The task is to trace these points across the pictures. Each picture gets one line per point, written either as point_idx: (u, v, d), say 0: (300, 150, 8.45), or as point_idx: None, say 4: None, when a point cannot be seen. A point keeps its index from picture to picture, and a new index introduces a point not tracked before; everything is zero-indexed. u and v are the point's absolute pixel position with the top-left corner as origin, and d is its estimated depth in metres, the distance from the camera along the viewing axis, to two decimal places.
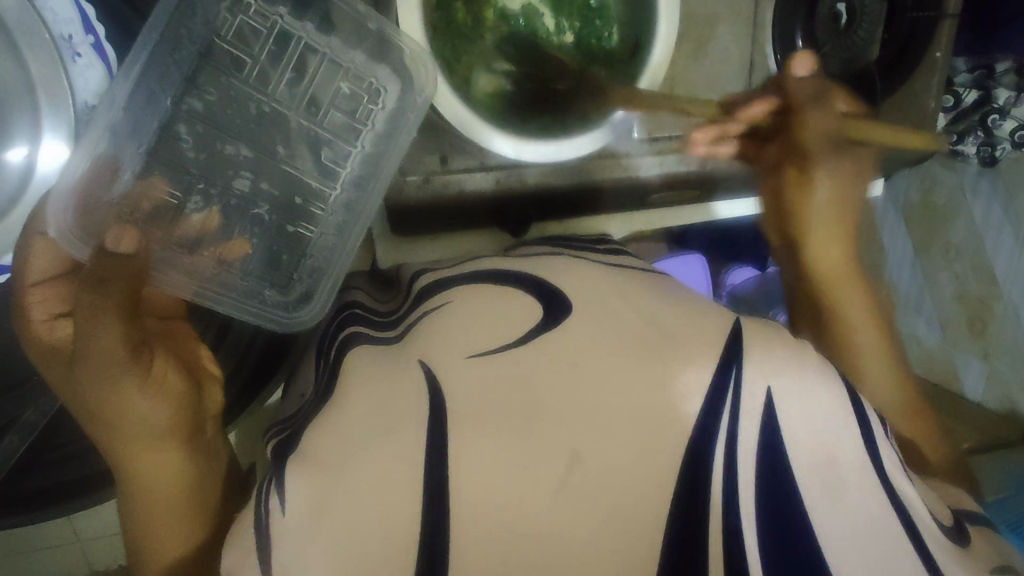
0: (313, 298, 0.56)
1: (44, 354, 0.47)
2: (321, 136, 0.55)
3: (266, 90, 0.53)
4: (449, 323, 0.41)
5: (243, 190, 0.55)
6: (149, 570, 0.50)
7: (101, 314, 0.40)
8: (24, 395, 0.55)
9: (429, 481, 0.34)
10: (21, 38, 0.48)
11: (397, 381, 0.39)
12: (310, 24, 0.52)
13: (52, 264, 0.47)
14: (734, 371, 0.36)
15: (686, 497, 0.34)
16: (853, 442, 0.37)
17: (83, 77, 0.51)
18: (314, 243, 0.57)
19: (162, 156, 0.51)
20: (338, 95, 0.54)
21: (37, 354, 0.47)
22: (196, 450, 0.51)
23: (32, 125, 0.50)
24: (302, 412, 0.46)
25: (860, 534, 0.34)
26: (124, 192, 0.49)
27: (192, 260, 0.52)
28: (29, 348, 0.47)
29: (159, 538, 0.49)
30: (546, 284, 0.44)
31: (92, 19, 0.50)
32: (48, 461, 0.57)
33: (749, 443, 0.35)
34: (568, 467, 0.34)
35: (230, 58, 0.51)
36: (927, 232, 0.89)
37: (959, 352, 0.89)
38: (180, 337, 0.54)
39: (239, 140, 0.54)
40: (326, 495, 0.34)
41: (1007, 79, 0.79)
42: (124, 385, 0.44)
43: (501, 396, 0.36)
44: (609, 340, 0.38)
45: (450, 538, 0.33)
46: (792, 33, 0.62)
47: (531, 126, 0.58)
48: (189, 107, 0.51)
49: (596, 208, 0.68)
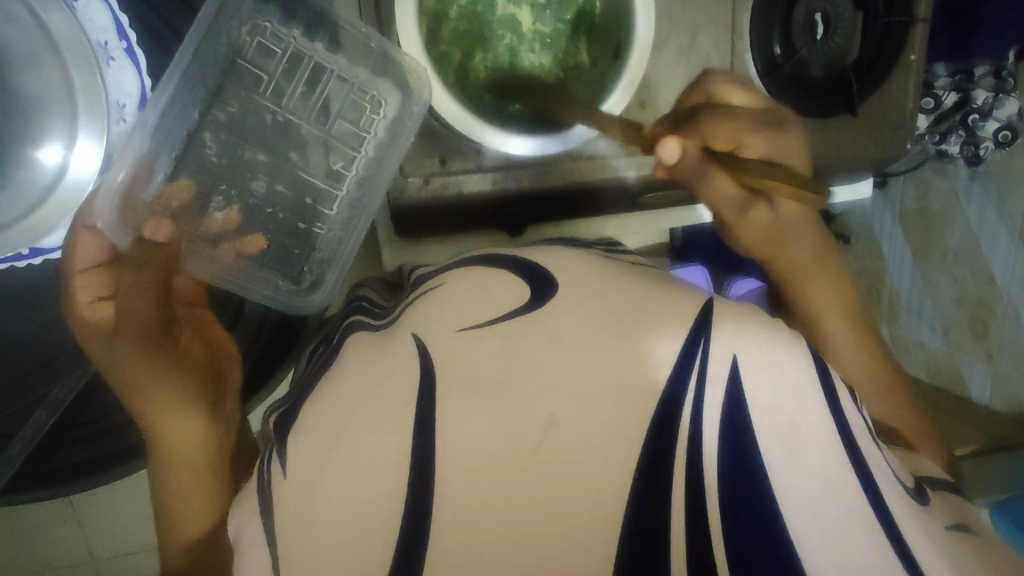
0: (322, 285, 0.63)
1: (87, 333, 0.52)
2: (329, 142, 0.61)
3: (280, 103, 0.59)
4: (444, 301, 0.44)
5: (260, 191, 0.61)
6: (172, 546, 0.52)
7: (142, 289, 0.47)
8: (54, 372, 0.59)
9: (417, 442, 0.36)
10: (68, 51, 0.53)
11: (392, 357, 0.42)
12: (318, 44, 0.58)
13: (96, 256, 0.53)
14: (704, 338, 0.37)
15: (652, 461, 0.35)
16: (818, 413, 0.38)
17: (117, 79, 0.55)
18: (323, 238, 0.63)
19: (191, 161, 0.57)
20: (345, 107, 0.60)
21: (81, 332, 0.52)
22: (217, 420, 0.57)
23: (71, 129, 0.55)
24: (295, 394, 0.50)
25: (819, 500, 0.35)
26: (156, 194, 0.56)
27: (216, 252, 0.59)
28: (77, 328, 0.53)
29: (183, 515, 0.52)
30: (535, 266, 0.46)
31: (124, 26, 0.53)
32: (73, 439, 0.61)
33: (714, 405, 0.36)
34: (544, 430, 0.36)
35: (250, 75, 0.57)
36: (925, 234, 0.93)
37: (964, 356, 0.90)
38: (204, 323, 0.61)
39: (258, 146, 0.60)
40: (326, 460, 0.38)
41: (986, 82, 0.80)
42: (155, 354, 0.51)
43: (486, 368, 0.38)
44: (586, 315, 0.40)
45: (434, 493, 0.35)
46: (770, 40, 0.65)
47: (514, 123, 0.62)
48: (214, 118, 0.57)
49: (595, 210, 0.71)
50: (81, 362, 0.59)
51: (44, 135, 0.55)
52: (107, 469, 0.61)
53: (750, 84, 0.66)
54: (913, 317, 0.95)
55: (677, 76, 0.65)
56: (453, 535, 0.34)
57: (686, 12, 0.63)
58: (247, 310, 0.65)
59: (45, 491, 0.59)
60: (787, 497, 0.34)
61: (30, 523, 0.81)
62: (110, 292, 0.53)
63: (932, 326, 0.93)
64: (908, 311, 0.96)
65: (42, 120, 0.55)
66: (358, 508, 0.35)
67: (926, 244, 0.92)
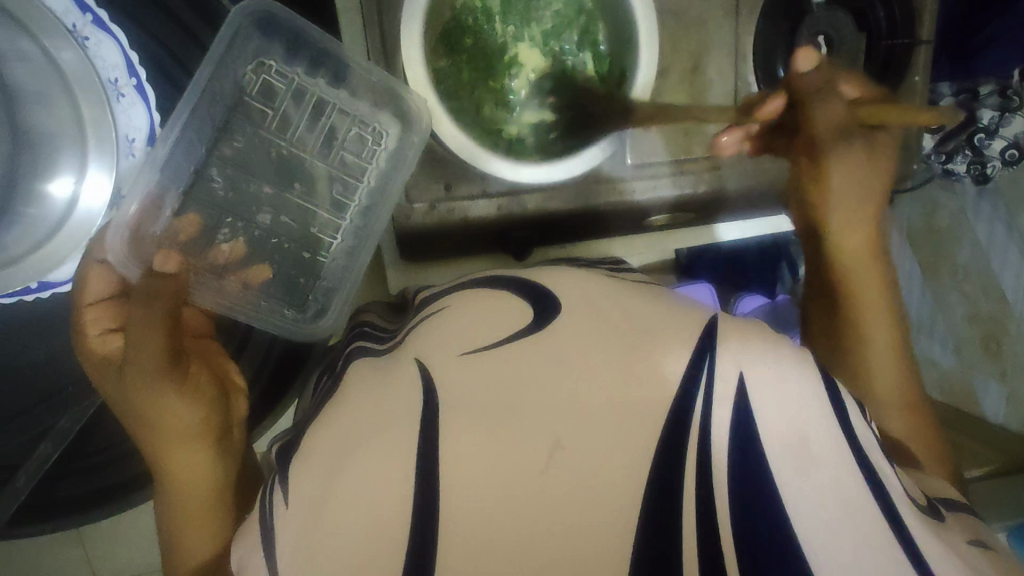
0: (328, 313, 0.64)
1: (100, 365, 0.52)
2: (333, 173, 0.62)
3: (285, 136, 0.60)
4: (452, 322, 0.45)
5: (265, 223, 0.62)
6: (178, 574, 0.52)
7: (152, 328, 0.46)
8: (58, 404, 0.60)
9: (421, 469, 0.36)
10: (76, 88, 0.53)
11: (398, 381, 0.41)
12: (320, 80, 0.59)
13: (105, 289, 0.52)
14: (709, 356, 0.37)
15: (660, 493, 0.34)
16: (829, 429, 0.37)
17: (127, 114, 0.55)
18: (328, 266, 0.64)
19: (198, 196, 0.58)
20: (347, 139, 0.61)
21: (93, 365, 0.52)
22: (223, 452, 0.56)
23: (80, 163, 0.55)
24: (301, 424, 0.49)
25: (844, 530, 0.33)
26: (164, 228, 0.55)
27: (222, 283, 0.59)
28: (87, 361, 0.52)
29: (189, 541, 0.52)
30: (538, 285, 0.47)
31: (135, 63, 0.54)
32: (80, 468, 0.62)
33: (721, 427, 0.35)
34: (551, 452, 0.35)
35: (256, 111, 0.58)
36: (935, 253, 0.90)
37: (977, 374, 0.90)
38: (213, 354, 0.59)
39: (262, 180, 0.60)
40: (330, 484, 0.37)
41: (991, 101, 0.80)
42: (165, 391, 0.50)
43: (492, 391, 0.38)
44: (592, 338, 0.39)
45: (439, 521, 0.34)
46: (773, 63, 0.65)
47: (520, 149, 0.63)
48: (220, 153, 0.58)
49: (603, 231, 0.71)
50: (87, 395, 0.60)
51: (54, 168, 0.55)
52: (112, 498, 0.63)
53: None
54: (923, 335, 0.94)
55: (681, 99, 0.65)
56: (461, 558, 0.33)
57: (687, 38, 0.64)
58: (253, 334, 0.64)
59: (56, 521, 0.61)
60: (807, 529, 0.33)
61: (32, 550, 0.80)
62: (119, 324, 0.53)
63: (944, 345, 0.91)
64: (917, 329, 0.94)
65: (52, 155, 0.55)
66: (364, 537, 0.34)
67: (936, 262, 0.91)
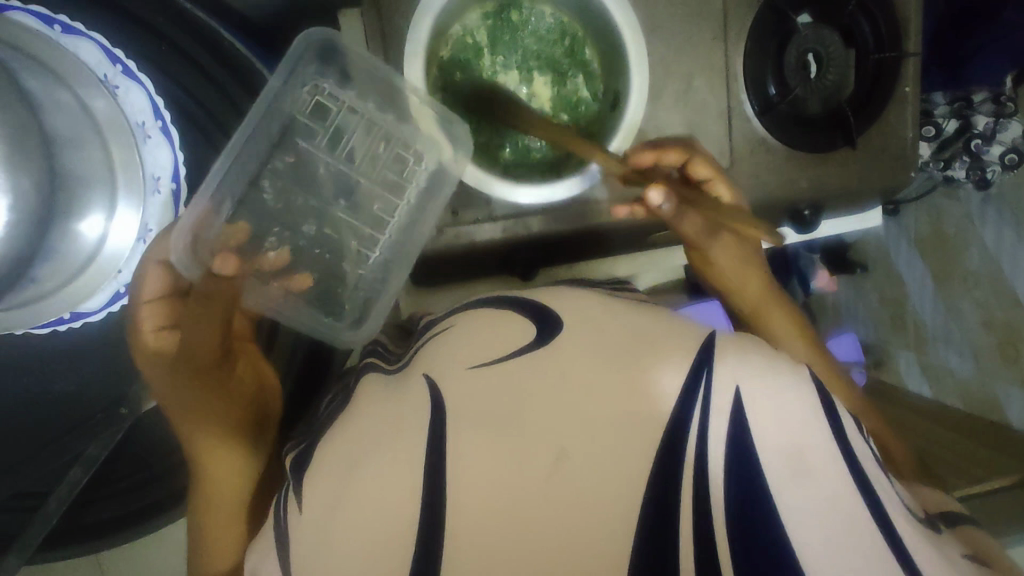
0: (364, 321, 0.64)
1: (150, 356, 0.58)
2: (374, 189, 0.65)
3: (333, 153, 0.63)
4: (454, 343, 0.46)
5: (309, 234, 0.64)
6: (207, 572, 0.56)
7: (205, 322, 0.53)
8: (87, 430, 0.62)
9: (429, 481, 0.37)
10: (108, 132, 0.57)
11: (404, 399, 0.43)
12: (373, 99, 0.61)
13: (159, 287, 0.57)
14: (706, 370, 0.37)
15: (659, 498, 0.35)
16: (826, 440, 0.37)
17: (154, 155, 0.59)
18: (363, 279, 0.65)
19: (248, 206, 0.60)
20: (391, 156, 0.64)
21: (145, 358, 0.58)
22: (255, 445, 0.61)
23: (109, 200, 0.58)
24: (315, 430, 0.51)
25: (842, 540, 0.33)
26: (218, 233, 0.56)
27: (265, 290, 0.60)
28: (138, 352, 0.58)
29: (219, 535, 0.56)
30: (540, 306, 0.48)
31: (161, 107, 0.58)
32: (113, 492, 0.64)
33: (717, 437, 0.36)
34: (554, 464, 0.36)
35: (307, 129, 0.61)
36: (944, 258, 0.92)
37: (1000, 382, 0.87)
38: (252, 354, 0.65)
39: (309, 194, 0.63)
40: (341, 497, 0.39)
41: (985, 108, 0.81)
42: (210, 381, 0.58)
43: (496, 405, 0.39)
44: (592, 352, 0.40)
45: (446, 531, 0.35)
46: (764, 81, 0.67)
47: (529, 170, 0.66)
48: (273, 167, 0.60)
49: (603, 252, 0.75)
50: (117, 419, 0.61)
51: (82, 208, 0.56)
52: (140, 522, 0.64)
53: (747, 123, 0.67)
54: (940, 346, 0.92)
55: (677, 120, 0.67)
56: (463, 565, 0.34)
57: (679, 62, 0.66)
58: (280, 335, 0.67)
59: (87, 543, 0.63)
60: (804, 538, 0.33)
61: None
62: (172, 322, 0.58)
63: (962, 354, 0.90)
64: (934, 340, 0.93)
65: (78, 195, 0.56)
66: (374, 548, 0.36)
67: (947, 268, 0.92)
